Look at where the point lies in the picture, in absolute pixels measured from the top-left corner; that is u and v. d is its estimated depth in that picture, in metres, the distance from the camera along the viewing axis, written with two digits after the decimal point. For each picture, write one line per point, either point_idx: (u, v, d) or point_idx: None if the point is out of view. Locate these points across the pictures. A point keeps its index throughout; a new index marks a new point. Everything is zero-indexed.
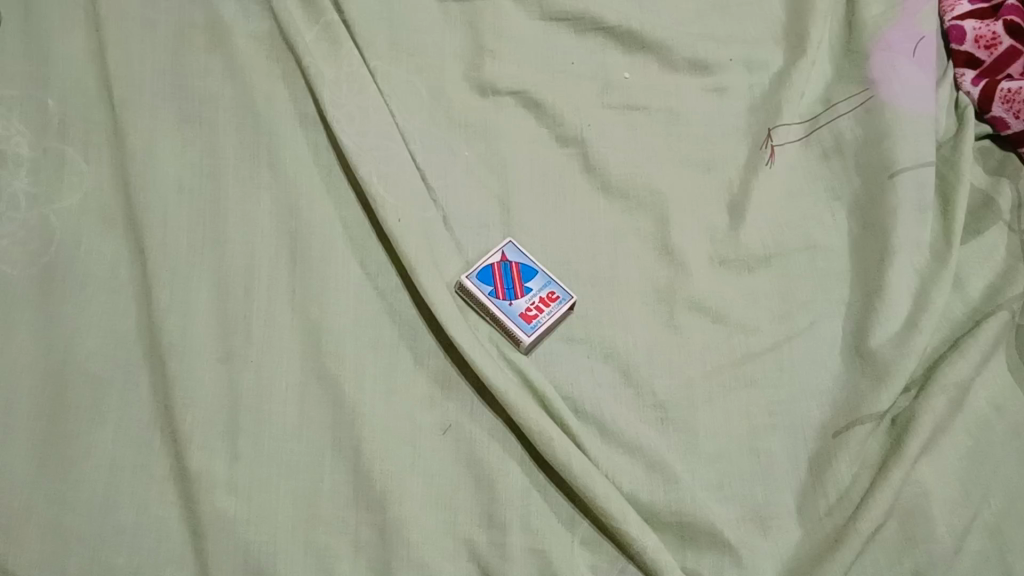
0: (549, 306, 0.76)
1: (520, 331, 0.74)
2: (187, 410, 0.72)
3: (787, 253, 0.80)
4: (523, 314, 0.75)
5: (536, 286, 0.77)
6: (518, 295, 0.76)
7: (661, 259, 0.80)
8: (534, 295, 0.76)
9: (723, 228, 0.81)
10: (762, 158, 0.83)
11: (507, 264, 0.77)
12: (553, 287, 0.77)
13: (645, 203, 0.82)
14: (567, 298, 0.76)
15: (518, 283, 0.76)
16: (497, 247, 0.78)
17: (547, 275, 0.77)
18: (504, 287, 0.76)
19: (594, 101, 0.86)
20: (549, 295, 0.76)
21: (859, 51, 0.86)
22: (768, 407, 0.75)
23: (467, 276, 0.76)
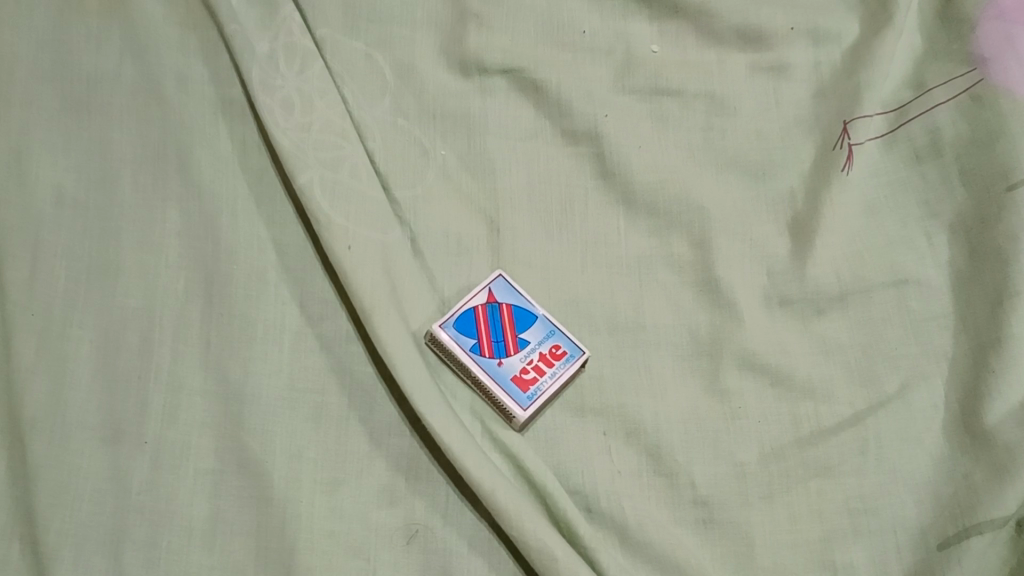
0: (552, 365, 0.56)
1: (513, 403, 0.55)
2: (53, 515, 0.52)
3: (869, 289, 0.60)
4: (517, 378, 0.55)
5: (534, 338, 0.57)
6: (510, 352, 0.56)
7: (702, 298, 0.60)
8: (532, 351, 0.57)
9: (783, 256, 0.61)
10: (837, 161, 0.63)
11: (494, 306, 0.58)
12: (558, 340, 0.57)
13: (679, 220, 0.62)
14: (577, 353, 0.57)
15: (510, 335, 0.57)
16: (482, 283, 0.59)
17: (549, 321, 0.58)
18: (491, 340, 0.56)
19: (610, 85, 0.66)
20: (552, 350, 0.57)
21: (959, 18, 0.66)
22: (848, 504, 0.55)
23: (442, 325, 0.56)
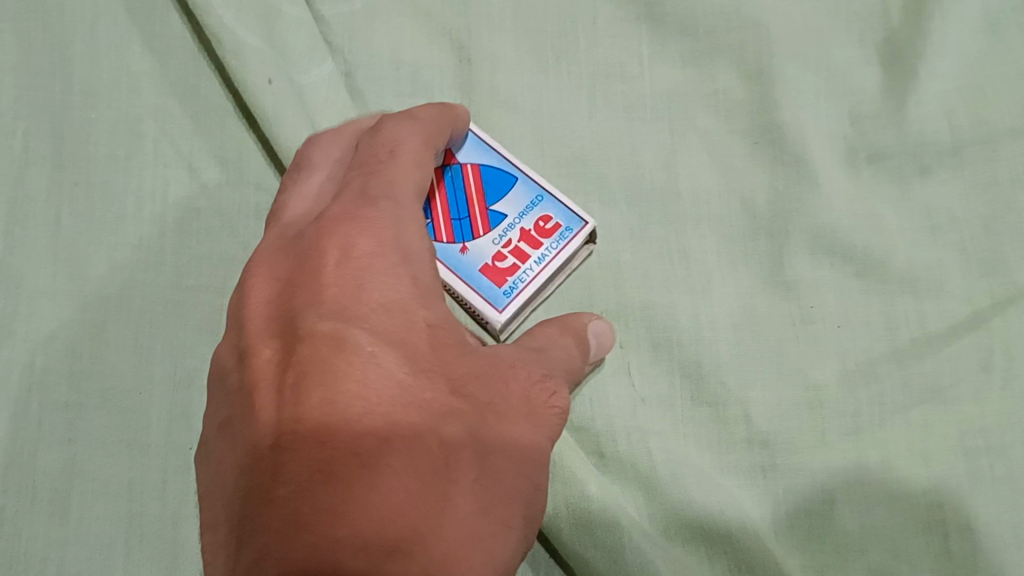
0: (539, 246, 0.39)
1: (484, 305, 0.38)
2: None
3: (994, 137, 0.42)
4: (487, 269, 0.39)
5: (512, 210, 0.40)
6: (478, 232, 0.39)
7: (759, 154, 0.43)
8: (510, 228, 0.40)
9: (872, 93, 0.43)
10: None
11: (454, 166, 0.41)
12: (547, 209, 0.40)
13: (728, 43, 0.44)
14: (576, 226, 0.40)
15: (477, 208, 0.40)
16: None
17: (534, 184, 0.41)
18: (449, 216, 0.39)
19: None
20: (538, 223, 0.40)
21: None
22: (963, 441, 0.38)
23: None
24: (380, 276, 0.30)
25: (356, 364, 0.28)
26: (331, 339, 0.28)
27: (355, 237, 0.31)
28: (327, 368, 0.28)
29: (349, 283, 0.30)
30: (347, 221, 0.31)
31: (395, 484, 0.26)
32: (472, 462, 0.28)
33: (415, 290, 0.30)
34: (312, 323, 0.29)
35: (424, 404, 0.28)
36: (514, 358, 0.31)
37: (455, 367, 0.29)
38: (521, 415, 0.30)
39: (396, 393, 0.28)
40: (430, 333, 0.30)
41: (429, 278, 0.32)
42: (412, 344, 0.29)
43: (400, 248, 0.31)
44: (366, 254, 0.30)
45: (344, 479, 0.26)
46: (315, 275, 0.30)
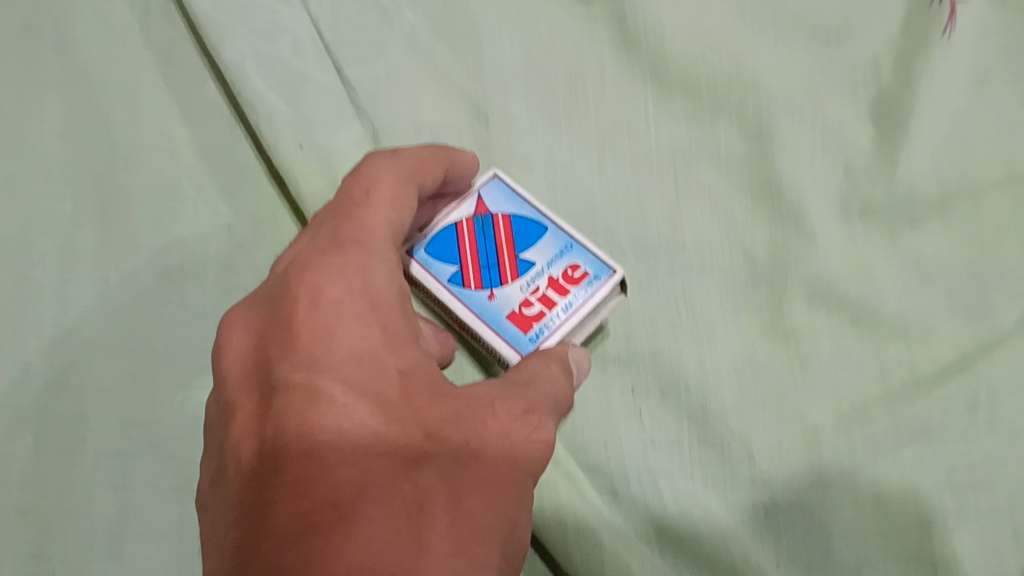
0: (566, 293, 0.41)
1: (509, 348, 0.40)
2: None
3: (977, 190, 0.45)
4: (514, 315, 0.41)
5: (542, 262, 0.42)
6: (506, 279, 0.42)
7: (758, 208, 0.46)
8: (539, 276, 0.42)
9: (865, 147, 0.46)
10: (936, 24, 0.47)
11: (485, 218, 0.44)
12: (576, 259, 0.42)
13: (727, 102, 0.47)
14: (603, 274, 0.42)
15: (507, 258, 0.43)
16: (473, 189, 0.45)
17: (563, 235, 0.43)
18: (478, 264, 0.42)
19: None
20: (566, 272, 0.42)
21: None
22: (952, 477, 0.40)
23: (416, 251, 0.43)
24: (351, 322, 0.33)
25: (324, 409, 0.31)
26: (304, 390, 0.31)
27: (326, 282, 0.33)
28: (301, 415, 0.31)
29: (321, 330, 0.32)
30: (324, 269, 0.34)
31: (370, 517, 0.29)
32: (447, 507, 0.30)
33: (391, 334, 0.33)
34: (285, 374, 0.32)
35: (394, 449, 0.31)
36: (494, 397, 0.33)
37: (429, 411, 0.32)
38: (499, 455, 0.32)
39: (368, 439, 0.30)
40: (402, 377, 0.32)
41: (402, 322, 0.34)
42: (383, 391, 0.32)
43: (366, 295, 0.34)
44: (334, 301, 0.33)
45: (324, 518, 0.28)
46: (291, 323, 0.33)
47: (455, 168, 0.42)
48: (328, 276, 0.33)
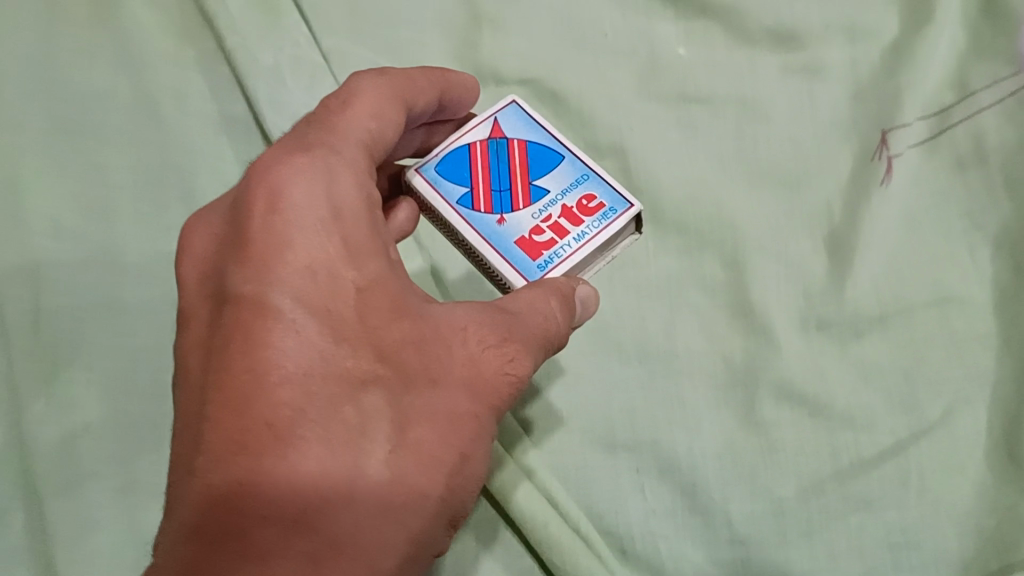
0: (582, 221, 0.52)
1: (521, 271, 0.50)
2: (63, 553, 0.50)
3: (910, 310, 0.57)
4: (524, 240, 0.51)
5: (554, 188, 0.53)
6: (520, 205, 0.52)
7: (736, 324, 0.58)
8: (552, 204, 0.53)
9: (820, 275, 0.58)
10: (876, 174, 0.60)
11: (500, 147, 0.55)
12: (590, 189, 0.53)
13: (711, 239, 0.60)
14: (619, 206, 0.52)
15: (521, 184, 0.53)
16: (489, 119, 0.56)
17: (578, 169, 0.54)
18: (494, 187, 0.53)
19: (634, 92, 0.64)
20: (582, 202, 0.53)
21: (1004, 12, 0.61)
22: (888, 539, 0.52)
23: (442, 173, 0.54)
24: (314, 241, 0.42)
25: (272, 324, 0.40)
26: (256, 303, 0.41)
27: (286, 193, 0.43)
28: (254, 331, 0.40)
29: (275, 241, 0.42)
30: (290, 172, 0.43)
31: (298, 411, 0.39)
32: (387, 425, 0.40)
33: (353, 250, 0.43)
34: (241, 287, 0.41)
35: (348, 373, 0.40)
36: (460, 326, 0.44)
37: (386, 334, 0.42)
38: (461, 385, 0.42)
39: (315, 358, 0.40)
40: (358, 294, 0.42)
41: (366, 227, 0.44)
42: (341, 306, 0.42)
43: (328, 212, 0.43)
44: (292, 213, 0.42)
45: (262, 392, 0.39)
46: (252, 238, 0.42)
47: (450, 87, 0.55)
48: (290, 175, 0.43)
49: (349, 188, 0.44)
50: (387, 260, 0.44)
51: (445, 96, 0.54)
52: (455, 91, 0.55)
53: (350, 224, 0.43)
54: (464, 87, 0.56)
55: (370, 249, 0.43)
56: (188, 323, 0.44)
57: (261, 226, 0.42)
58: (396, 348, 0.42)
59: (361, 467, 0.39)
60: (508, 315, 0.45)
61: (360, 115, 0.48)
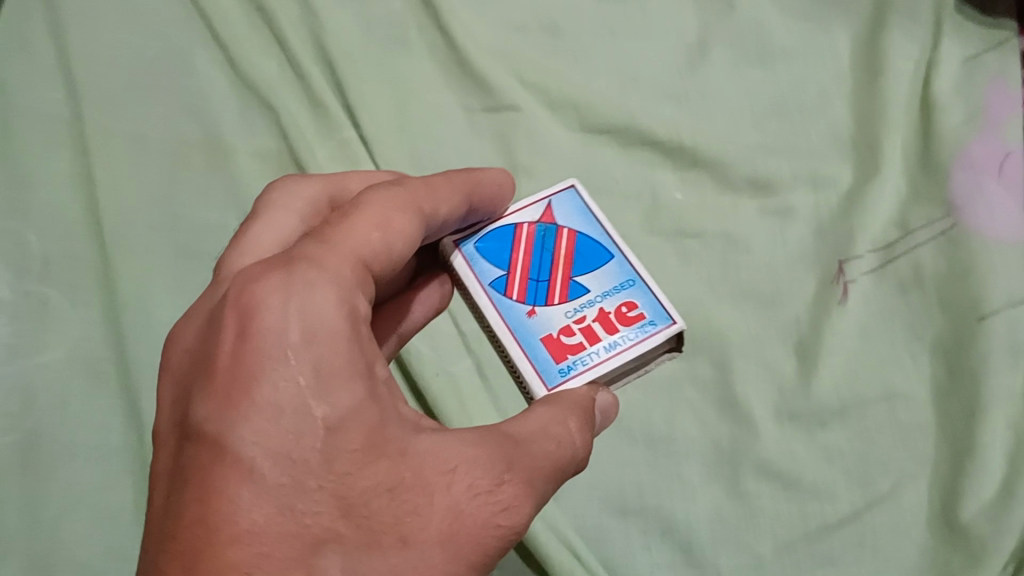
0: (617, 330, 0.64)
1: (546, 368, 0.62)
2: None
3: (864, 404, 0.70)
4: (553, 338, 0.64)
5: (595, 292, 0.66)
6: (556, 301, 0.65)
7: (724, 414, 0.71)
8: (590, 307, 0.65)
9: (792, 374, 0.72)
10: (835, 293, 0.74)
11: (548, 234, 0.69)
12: (632, 299, 0.66)
13: (704, 346, 0.74)
14: (658, 323, 0.64)
15: (562, 286, 0.66)
16: (545, 201, 0.71)
17: (624, 278, 0.67)
18: (531, 278, 0.66)
19: (641, 227, 0.79)
20: (621, 310, 0.65)
21: (936, 168, 0.77)
22: None
23: (486, 257, 0.68)
24: (284, 375, 0.46)
25: (236, 461, 0.44)
26: (215, 441, 0.45)
27: (264, 318, 0.47)
28: (217, 466, 0.44)
29: (249, 376, 0.46)
30: (268, 290, 0.48)
31: (261, 553, 0.42)
32: (337, 561, 0.43)
33: (325, 386, 0.46)
34: (207, 420, 0.45)
35: (305, 523, 0.44)
36: (430, 488, 0.47)
37: (356, 479, 0.46)
38: (435, 541, 0.46)
39: (272, 509, 0.43)
40: (328, 429, 0.46)
41: (343, 356, 0.47)
42: (308, 451, 0.45)
43: (305, 338, 0.47)
44: (266, 344, 0.46)
45: (225, 539, 0.42)
46: (226, 373, 0.46)
47: (477, 188, 0.65)
48: (268, 292, 0.47)
49: (330, 311, 0.48)
50: (365, 379, 0.48)
51: (471, 198, 0.65)
52: (486, 203, 0.67)
53: (324, 355, 0.47)
54: (494, 192, 0.67)
55: (348, 378, 0.47)
56: (160, 450, 0.49)
57: (235, 356, 0.46)
58: (370, 495, 0.46)
59: None
60: (507, 435, 0.52)
61: (368, 225, 0.54)
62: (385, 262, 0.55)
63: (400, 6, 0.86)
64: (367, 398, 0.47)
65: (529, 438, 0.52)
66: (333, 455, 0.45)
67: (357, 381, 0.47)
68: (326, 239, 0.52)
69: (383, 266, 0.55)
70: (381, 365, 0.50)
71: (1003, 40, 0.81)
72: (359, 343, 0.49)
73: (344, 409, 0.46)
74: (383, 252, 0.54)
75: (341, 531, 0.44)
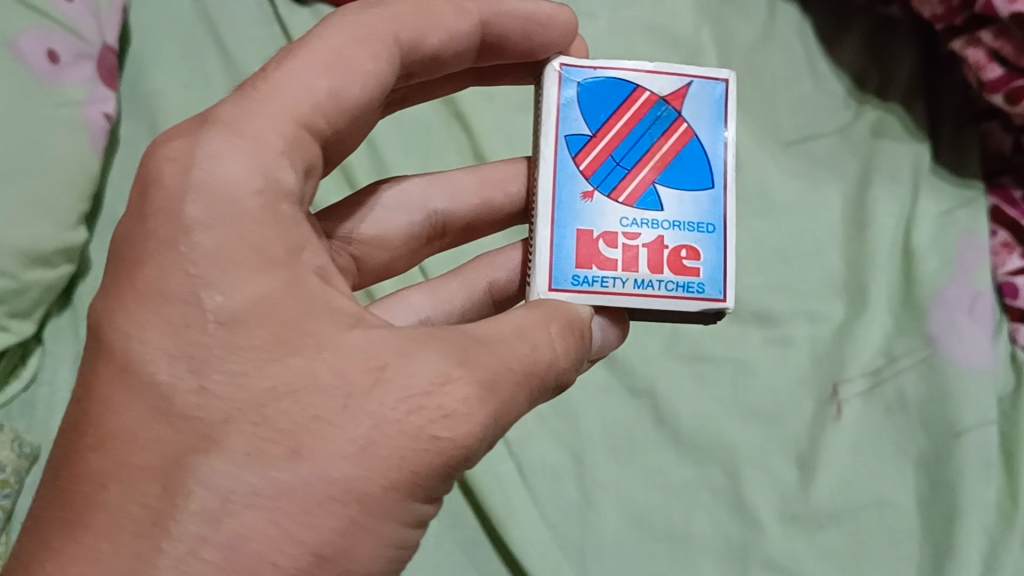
0: (661, 271, 0.60)
1: (557, 268, 0.60)
2: None
3: (856, 510, 0.81)
4: (593, 237, 0.61)
5: (667, 216, 0.62)
6: (615, 199, 0.62)
7: (735, 515, 0.81)
8: (651, 229, 0.61)
9: (793, 483, 0.82)
10: (830, 412, 0.85)
11: (660, 115, 0.63)
12: (695, 246, 0.61)
13: (716, 456, 0.84)
14: (706, 294, 0.61)
15: (634, 189, 0.62)
16: (685, 78, 0.64)
17: (705, 218, 0.62)
18: (610, 157, 0.62)
19: (662, 351, 0.89)
20: (679, 253, 0.61)
21: (917, 307, 0.89)
22: None
23: (572, 105, 0.63)
24: (176, 268, 0.49)
25: (126, 354, 0.48)
26: (109, 334, 0.48)
27: (164, 218, 0.50)
28: (113, 354, 0.48)
29: (146, 270, 0.49)
30: (173, 175, 0.51)
31: (124, 459, 0.46)
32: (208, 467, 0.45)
33: (216, 276, 0.48)
34: (104, 312, 0.49)
35: (187, 424, 0.46)
36: (342, 387, 0.46)
37: (255, 380, 0.46)
38: (341, 455, 0.45)
39: (150, 409, 0.46)
40: (219, 321, 0.48)
41: (245, 248, 0.49)
42: (196, 345, 0.47)
43: (197, 231, 0.49)
44: (167, 238, 0.49)
45: (94, 442, 0.47)
46: (129, 269, 0.50)
47: (495, 18, 0.66)
48: (174, 167, 0.51)
49: (236, 175, 0.50)
50: (268, 272, 0.49)
51: (487, 28, 0.66)
52: (515, 39, 0.67)
53: (216, 255, 0.49)
54: (523, 26, 0.66)
55: (259, 268, 0.49)
56: None
57: (137, 244, 0.50)
58: (265, 398, 0.46)
59: (173, 515, 0.44)
60: (484, 340, 0.50)
61: (314, 68, 0.55)
62: (342, 103, 0.56)
63: (455, 160, 1.00)
64: (281, 287, 0.49)
65: (499, 344, 0.50)
66: (227, 350, 0.47)
67: (269, 268, 0.49)
68: (260, 88, 0.54)
69: (333, 112, 0.56)
70: (313, 249, 0.52)
71: (972, 199, 0.95)
72: (261, 224, 0.50)
73: (245, 299, 0.48)
74: (348, 97, 0.57)
75: (224, 431, 0.45)
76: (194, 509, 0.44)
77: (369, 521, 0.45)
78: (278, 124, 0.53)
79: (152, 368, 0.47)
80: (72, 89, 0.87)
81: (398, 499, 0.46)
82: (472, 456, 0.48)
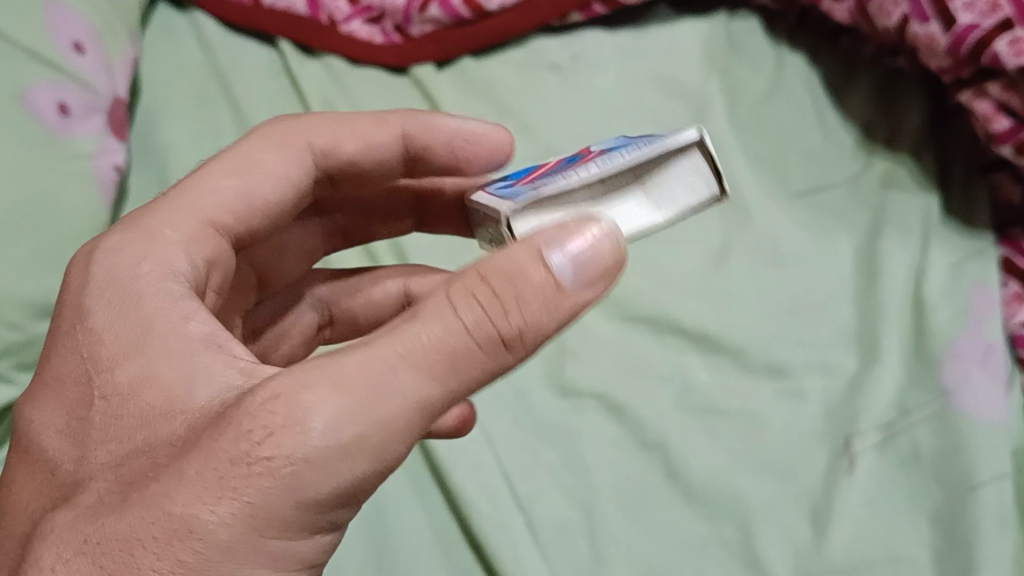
0: (623, 158, 0.55)
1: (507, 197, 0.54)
2: None
3: (870, 566, 0.80)
4: (541, 180, 0.57)
5: (612, 152, 0.59)
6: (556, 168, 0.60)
7: (748, 571, 0.80)
8: (602, 157, 0.58)
9: (806, 539, 0.81)
10: (844, 465, 0.84)
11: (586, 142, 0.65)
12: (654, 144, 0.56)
13: (729, 512, 0.83)
14: (678, 133, 0.55)
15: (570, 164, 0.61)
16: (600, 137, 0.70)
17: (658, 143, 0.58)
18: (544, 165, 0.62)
19: (674, 406, 0.89)
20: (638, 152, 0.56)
21: (929, 360, 0.88)
22: None
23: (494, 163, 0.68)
24: (74, 347, 0.55)
25: (40, 428, 0.55)
26: (31, 411, 0.56)
27: (65, 310, 0.57)
28: (33, 427, 0.55)
29: (56, 353, 0.56)
30: (77, 272, 0.59)
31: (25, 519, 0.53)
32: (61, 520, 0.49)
33: (103, 353, 0.54)
34: (33, 394, 0.56)
35: (66, 483, 0.51)
36: (192, 435, 0.48)
37: (124, 443, 0.50)
38: (163, 495, 0.46)
39: (51, 472, 0.53)
40: (102, 393, 0.53)
41: (126, 327, 0.54)
42: (80, 421, 0.53)
43: (82, 318, 0.56)
44: (66, 325, 0.56)
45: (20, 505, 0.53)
46: (45, 354, 0.57)
47: (418, 131, 0.76)
48: (78, 265, 0.59)
49: (127, 266, 0.57)
50: (140, 346, 0.53)
51: (410, 139, 0.76)
52: (438, 148, 0.77)
53: (99, 336, 0.54)
54: (448, 139, 0.77)
55: (137, 342, 0.53)
56: None
57: (51, 332, 0.57)
58: (131, 459, 0.49)
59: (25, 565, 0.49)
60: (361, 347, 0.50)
61: (222, 174, 0.66)
62: (251, 201, 0.66)
63: None
64: (158, 357, 0.52)
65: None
66: (103, 421, 0.52)
67: (148, 343, 0.53)
68: (172, 193, 0.64)
69: (242, 211, 0.66)
70: (201, 319, 0.54)
71: (982, 250, 0.94)
72: (137, 301, 0.55)
73: (125, 373, 0.52)
74: (256, 196, 0.67)
75: (82, 492, 0.50)
76: (35, 559, 0.48)
77: (203, 563, 0.45)
78: (184, 223, 0.61)
79: (47, 444, 0.54)
80: (83, 141, 0.88)
81: (241, 533, 0.45)
82: (328, 470, 0.46)
